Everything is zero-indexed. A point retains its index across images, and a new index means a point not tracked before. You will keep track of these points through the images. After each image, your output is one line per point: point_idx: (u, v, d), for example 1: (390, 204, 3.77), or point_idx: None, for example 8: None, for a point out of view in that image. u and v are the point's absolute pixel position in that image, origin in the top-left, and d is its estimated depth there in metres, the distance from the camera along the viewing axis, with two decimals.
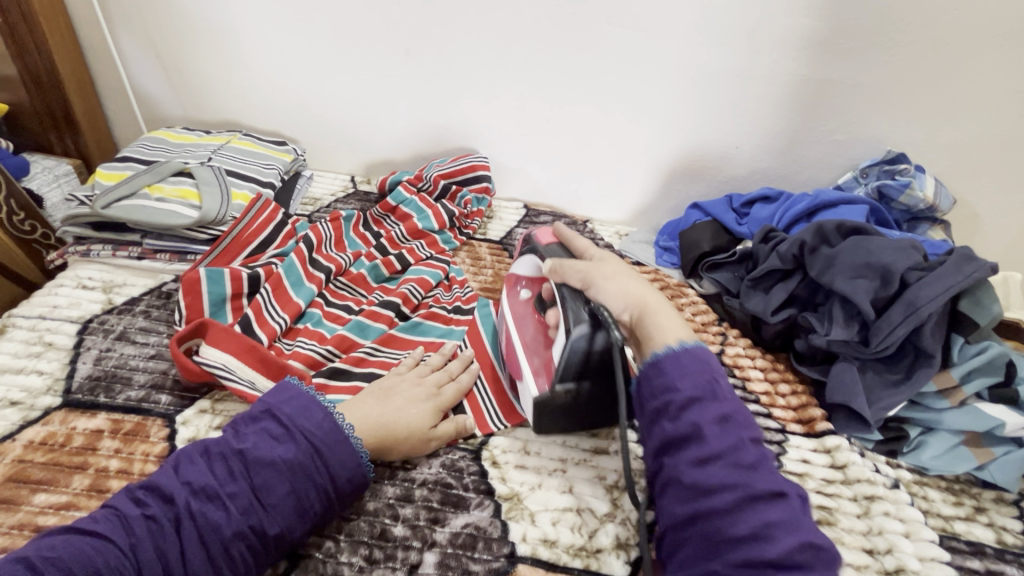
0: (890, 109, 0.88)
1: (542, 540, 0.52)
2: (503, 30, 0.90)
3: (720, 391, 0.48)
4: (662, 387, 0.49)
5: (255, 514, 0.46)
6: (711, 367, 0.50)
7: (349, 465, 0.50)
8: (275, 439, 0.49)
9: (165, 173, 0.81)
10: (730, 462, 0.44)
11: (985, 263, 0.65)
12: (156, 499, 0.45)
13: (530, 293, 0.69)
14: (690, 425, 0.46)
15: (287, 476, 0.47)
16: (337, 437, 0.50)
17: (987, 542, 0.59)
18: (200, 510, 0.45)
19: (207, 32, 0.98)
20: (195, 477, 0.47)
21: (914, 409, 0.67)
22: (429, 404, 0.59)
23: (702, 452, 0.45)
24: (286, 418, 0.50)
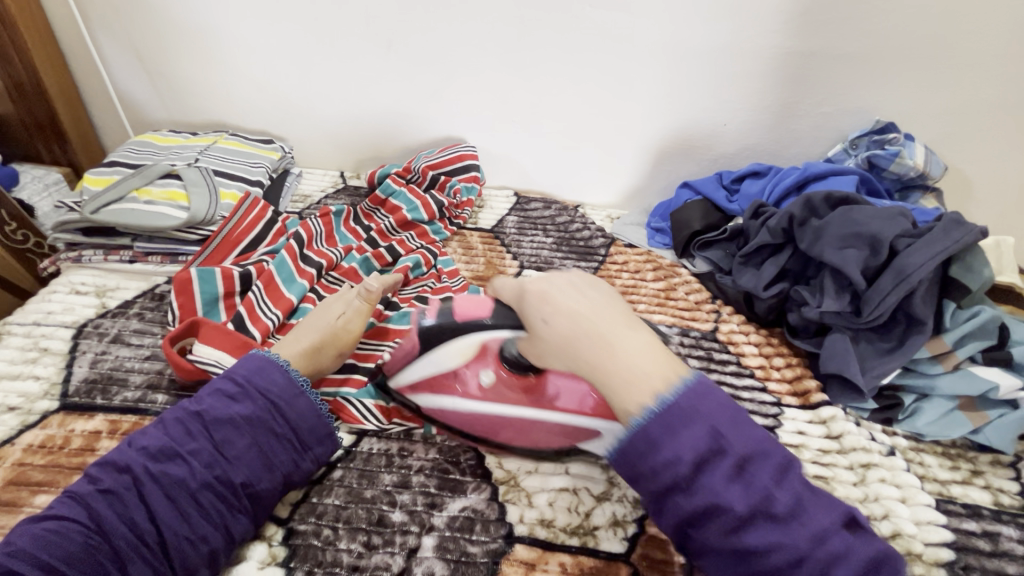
0: (877, 78, 0.87)
1: (539, 520, 0.52)
2: (485, 16, 0.89)
3: (726, 435, 0.43)
4: (651, 463, 0.43)
5: (219, 467, 0.48)
6: (708, 409, 0.43)
7: (309, 416, 0.53)
8: (228, 398, 0.51)
9: (153, 176, 0.81)
10: (766, 518, 0.41)
11: (974, 227, 0.65)
12: (113, 470, 0.47)
13: (484, 372, 0.56)
14: (712, 475, 0.42)
15: (244, 428, 0.50)
16: (293, 391, 0.53)
17: (984, 504, 0.59)
18: (161, 470, 0.47)
19: (189, 33, 0.97)
20: (152, 442, 0.48)
21: (909, 376, 0.68)
22: (338, 303, 0.63)
23: (734, 520, 0.41)
24: (239, 377, 0.52)
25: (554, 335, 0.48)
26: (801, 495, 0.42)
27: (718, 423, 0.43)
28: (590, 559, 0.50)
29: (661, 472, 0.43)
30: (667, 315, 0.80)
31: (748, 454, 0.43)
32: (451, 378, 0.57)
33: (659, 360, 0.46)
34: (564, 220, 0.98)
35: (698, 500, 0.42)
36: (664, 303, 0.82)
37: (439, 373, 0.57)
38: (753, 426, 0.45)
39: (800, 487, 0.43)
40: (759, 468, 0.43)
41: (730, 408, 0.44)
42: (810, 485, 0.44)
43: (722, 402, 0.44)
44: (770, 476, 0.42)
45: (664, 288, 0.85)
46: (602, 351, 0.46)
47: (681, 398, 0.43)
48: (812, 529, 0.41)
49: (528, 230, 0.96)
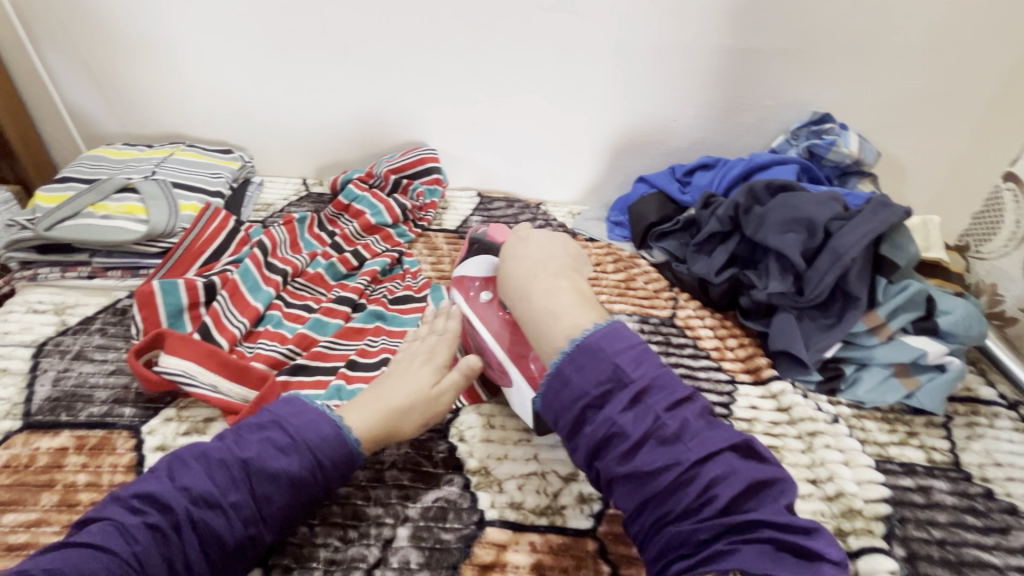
0: (811, 72, 0.93)
1: (509, 503, 0.55)
2: (439, 23, 0.91)
3: (626, 369, 0.51)
4: (573, 395, 0.52)
5: (259, 520, 0.48)
6: (610, 349, 0.52)
7: (344, 471, 0.52)
8: (280, 451, 0.50)
9: (108, 191, 0.80)
10: (658, 442, 0.48)
11: (899, 208, 0.70)
12: (154, 507, 0.46)
13: (490, 292, 0.68)
14: (607, 420, 0.49)
15: (292, 490, 0.49)
16: (342, 450, 0.52)
17: (918, 461, 0.65)
18: (202, 516, 0.47)
19: (139, 45, 0.97)
20: (193, 484, 0.47)
21: (849, 349, 0.72)
22: (424, 367, 0.60)
23: (628, 446, 0.48)
24: (293, 431, 0.51)
25: (509, 269, 0.64)
26: (690, 422, 0.49)
27: (622, 363, 0.51)
28: (559, 536, 0.53)
29: (580, 410, 0.51)
30: (627, 304, 0.84)
31: (646, 387, 0.50)
32: (469, 284, 0.70)
33: (585, 321, 0.56)
34: (526, 218, 1.01)
35: (572, 409, 0.51)
36: (624, 293, 0.86)
37: (465, 276, 0.71)
38: (628, 336, 0.53)
39: (690, 416, 0.49)
40: (649, 396, 0.50)
41: (636, 348, 0.52)
42: (709, 420, 0.50)
43: (624, 345, 0.52)
44: (662, 403, 0.49)
45: (624, 279, 0.89)
46: (518, 298, 0.61)
47: (594, 337, 0.53)
48: (701, 453, 0.47)
49: None
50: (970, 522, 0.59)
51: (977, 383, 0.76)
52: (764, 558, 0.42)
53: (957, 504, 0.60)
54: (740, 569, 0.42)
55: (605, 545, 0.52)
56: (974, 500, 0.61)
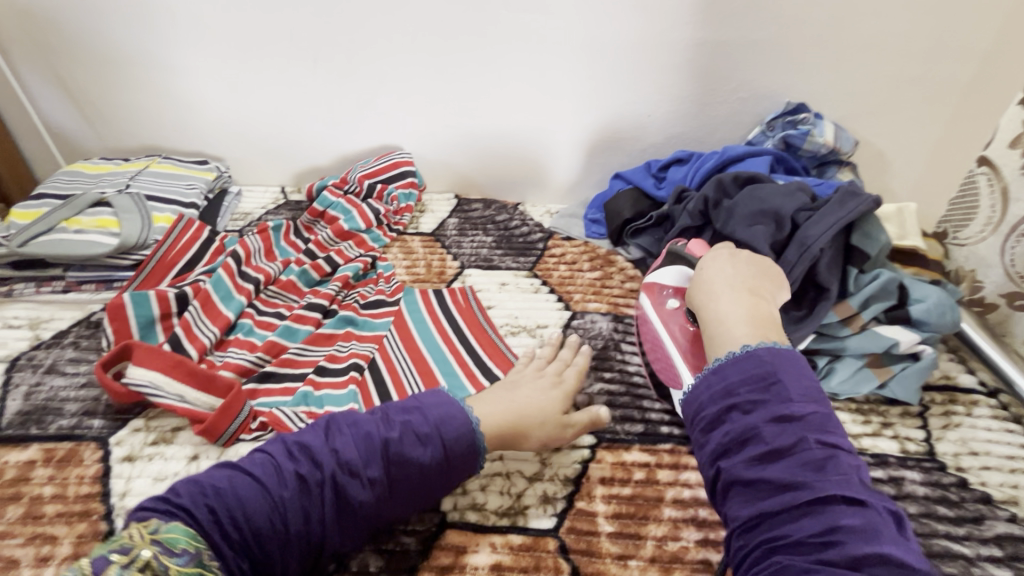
0: (784, 62, 0.92)
1: (471, 505, 0.55)
2: (407, 26, 0.91)
3: (792, 392, 0.51)
4: (722, 394, 0.53)
5: (365, 504, 0.49)
6: (787, 365, 0.53)
7: (462, 469, 0.53)
8: (419, 440, 0.51)
9: (82, 205, 0.81)
10: (798, 462, 0.46)
11: (867, 197, 0.69)
12: (309, 459, 0.49)
13: (677, 300, 0.72)
14: (751, 425, 0.50)
15: (419, 477, 0.50)
16: (467, 446, 0.53)
17: (891, 452, 0.64)
18: (342, 483, 0.48)
19: (115, 60, 0.98)
20: (344, 449, 0.49)
21: (822, 340, 0.72)
22: (557, 391, 0.62)
23: (766, 452, 0.48)
24: (431, 422, 0.52)
25: (708, 277, 0.67)
26: (840, 462, 0.46)
27: (784, 379, 0.52)
28: (520, 536, 0.53)
29: (723, 411, 0.52)
30: (602, 302, 0.84)
31: (800, 413, 0.49)
32: (661, 289, 0.74)
33: (752, 339, 0.57)
34: (503, 218, 1.01)
35: (718, 404, 0.53)
36: (599, 292, 0.86)
37: (656, 283, 0.75)
38: (803, 366, 0.54)
39: (843, 459, 0.47)
40: (800, 421, 0.49)
41: (809, 381, 0.52)
42: (864, 480, 0.46)
43: (799, 370, 0.53)
44: (813, 434, 0.48)
45: (600, 277, 0.89)
46: (708, 300, 0.64)
47: (763, 350, 0.54)
48: (836, 491, 0.44)
49: (469, 231, 0.99)
50: (942, 512, 0.58)
51: (956, 370, 0.75)
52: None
53: (928, 495, 0.59)
54: None
55: (566, 545, 0.52)
56: (947, 490, 0.60)
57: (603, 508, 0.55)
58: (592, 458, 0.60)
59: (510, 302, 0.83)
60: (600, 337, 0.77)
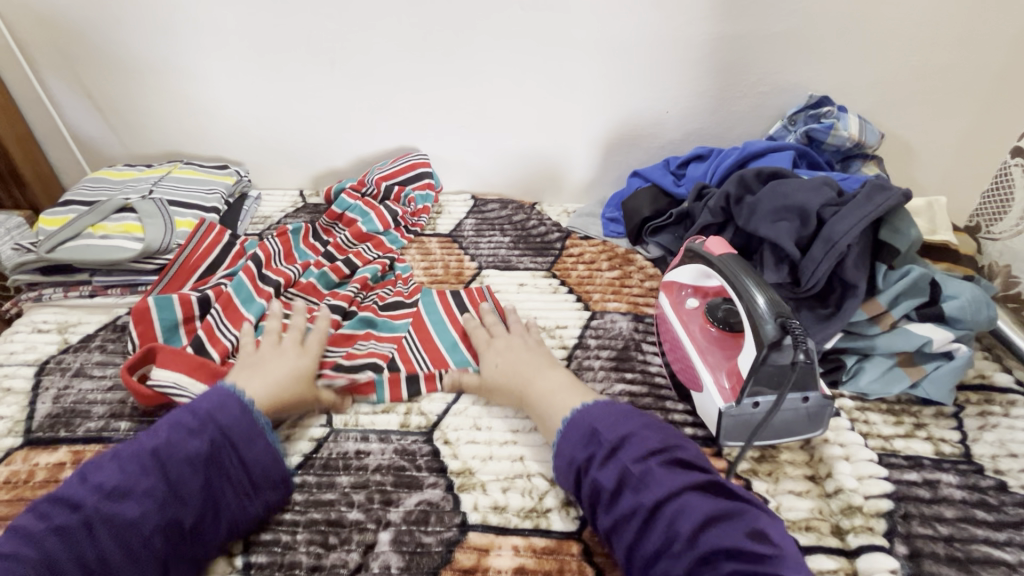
0: (807, 55, 0.90)
1: (492, 507, 0.55)
2: (421, 27, 0.91)
3: (602, 430, 0.51)
4: (565, 459, 0.52)
5: (172, 507, 0.47)
6: (587, 414, 0.53)
7: (264, 460, 0.52)
8: (190, 433, 0.50)
9: (107, 211, 0.82)
10: (631, 489, 0.47)
11: (896, 191, 0.67)
12: (67, 507, 0.45)
13: (698, 299, 0.71)
14: (595, 479, 0.49)
15: (201, 466, 0.49)
16: (254, 430, 0.53)
17: (925, 454, 0.62)
18: (109, 510, 0.45)
19: (135, 68, 0.99)
20: (106, 478, 0.47)
21: (850, 339, 0.70)
22: (296, 355, 0.64)
23: (609, 496, 0.48)
24: (201, 411, 0.52)
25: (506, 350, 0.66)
26: (655, 468, 0.47)
27: (596, 424, 0.52)
28: (543, 539, 0.52)
29: (575, 472, 0.51)
30: (622, 302, 0.83)
31: (619, 441, 0.50)
32: (681, 289, 0.73)
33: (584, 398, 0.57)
34: (520, 218, 1.01)
35: (568, 474, 0.52)
36: (619, 291, 0.85)
37: (675, 281, 0.74)
38: (609, 407, 0.53)
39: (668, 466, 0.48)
40: (622, 449, 0.49)
41: (619, 411, 0.53)
42: (693, 469, 0.48)
43: (609, 409, 0.53)
44: (629, 455, 0.49)
45: (619, 276, 0.88)
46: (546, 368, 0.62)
47: (584, 410, 0.54)
48: (660, 493, 0.45)
49: (486, 231, 0.98)
50: (980, 517, 0.56)
51: (991, 369, 0.72)
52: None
53: (966, 498, 0.57)
54: None
55: (590, 548, 0.51)
56: (986, 493, 0.58)
57: None
58: None
59: (528, 302, 0.83)
60: (620, 337, 0.77)
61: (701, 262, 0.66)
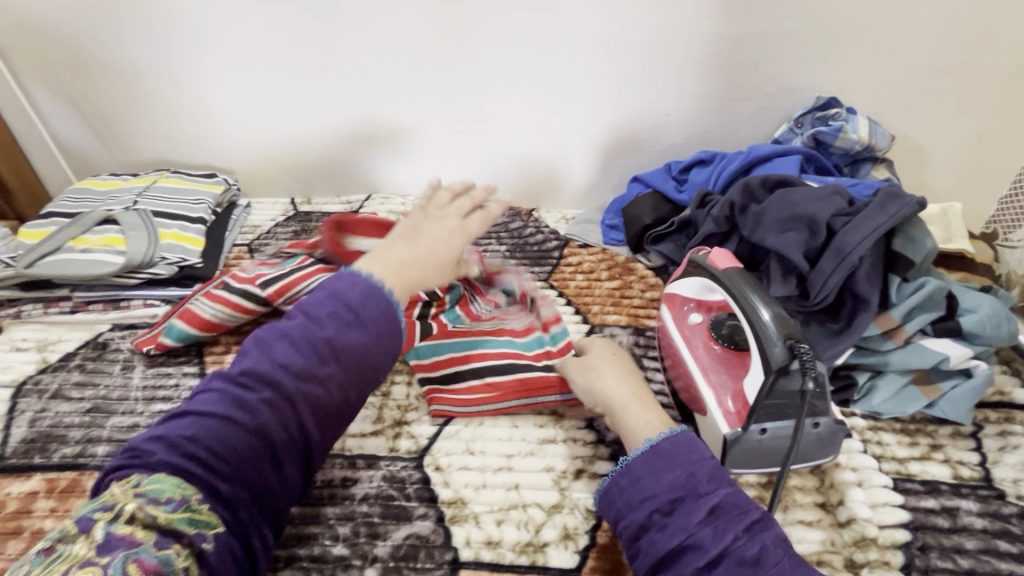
0: (814, 56, 0.87)
1: (485, 541, 0.52)
2: (414, 31, 0.88)
3: (700, 481, 0.45)
4: (635, 495, 0.46)
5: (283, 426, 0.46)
6: (690, 457, 0.47)
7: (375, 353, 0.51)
8: (349, 325, 0.50)
9: (90, 224, 0.80)
10: (736, 562, 0.41)
11: (911, 199, 0.64)
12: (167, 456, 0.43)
13: (701, 314, 0.68)
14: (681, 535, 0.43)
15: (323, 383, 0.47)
16: (375, 323, 0.51)
17: (943, 479, 0.58)
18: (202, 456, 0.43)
19: (121, 74, 0.97)
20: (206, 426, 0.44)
21: (862, 354, 0.67)
22: None
23: (705, 558, 0.42)
24: (320, 332, 0.49)
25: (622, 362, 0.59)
26: (769, 547, 0.42)
27: (692, 473, 0.46)
28: None
29: (641, 509, 0.46)
30: (622, 314, 0.80)
31: (720, 502, 0.44)
32: (683, 303, 0.69)
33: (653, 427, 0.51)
34: (517, 225, 0.98)
35: (638, 511, 0.46)
36: (619, 303, 0.81)
37: (676, 294, 0.70)
38: (699, 452, 0.48)
39: (769, 542, 0.43)
40: (724, 514, 0.44)
41: (711, 465, 0.47)
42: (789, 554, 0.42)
43: (704, 455, 0.47)
44: (738, 525, 0.43)
45: (619, 287, 0.84)
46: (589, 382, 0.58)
47: (662, 445, 0.48)
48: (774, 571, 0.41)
49: (482, 239, 0.96)
50: (1004, 548, 0.52)
51: (1010, 385, 0.68)
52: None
53: (987, 528, 0.54)
54: None
55: None
56: (1008, 522, 0.55)
57: None
58: None
59: None
60: None
61: (705, 276, 0.63)
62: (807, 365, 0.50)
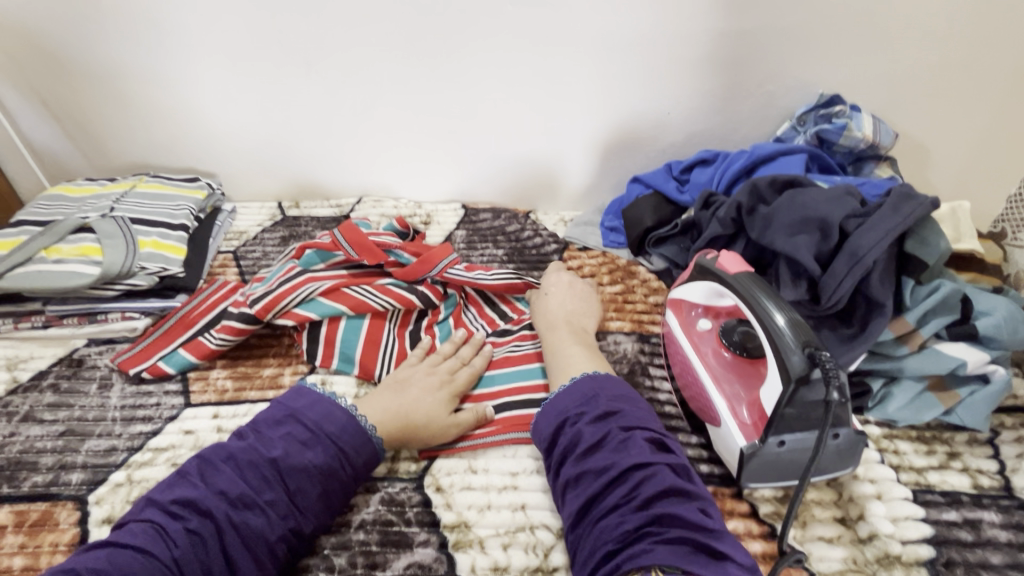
0: (818, 51, 0.85)
1: (491, 568, 0.49)
2: (405, 29, 0.85)
3: (605, 400, 0.53)
4: (555, 414, 0.53)
5: (294, 517, 0.47)
6: (602, 386, 0.55)
7: (359, 440, 0.52)
8: (303, 445, 0.50)
9: (63, 233, 0.75)
10: (611, 447, 0.49)
11: (925, 200, 0.62)
12: (195, 511, 0.45)
13: (710, 321, 0.65)
14: (579, 432, 0.50)
15: (318, 481, 0.49)
16: (362, 438, 0.53)
17: (963, 489, 0.56)
18: (242, 519, 0.45)
19: (95, 74, 0.92)
20: (229, 485, 0.46)
21: (875, 360, 0.64)
22: None
23: (588, 445, 0.49)
24: (313, 422, 0.51)
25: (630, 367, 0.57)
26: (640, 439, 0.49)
27: (599, 391, 0.54)
28: None
29: (556, 422, 0.53)
30: (625, 321, 0.77)
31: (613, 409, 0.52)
32: (691, 308, 0.67)
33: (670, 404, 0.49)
34: (514, 228, 0.95)
35: (552, 421, 0.53)
36: (621, 308, 0.79)
37: (683, 300, 0.68)
38: (610, 381, 0.56)
39: (645, 438, 0.49)
40: (614, 418, 0.51)
41: (620, 390, 0.55)
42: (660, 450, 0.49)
43: (614, 386, 0.55)
44: (620, 424, 0.50)
45: (622, 291, 0.82)
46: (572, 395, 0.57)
47: (582, 379, 0.56)
48: (638, 460, 0.47)
49: (478, 243, 0.93)
50: None
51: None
52: (676, 555, 0.40)
53: (1012, 540, 0.52)
54: (658, 564, 0.39)
55: None
56: None
57: None
58: None
59: None
60: (625, 361, 0.71)
61: (714, 281, 0.60)
62: (830, 373, 0.47)
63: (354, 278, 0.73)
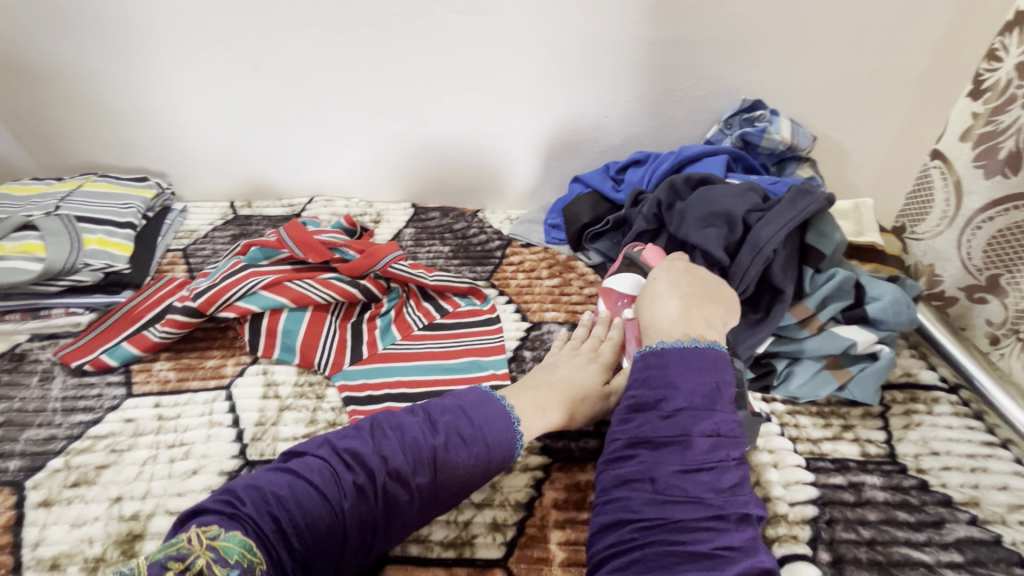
0: (740, 59, 0.91)
1: (413, 537, 0.52)
2: (349, 34, 0.88)
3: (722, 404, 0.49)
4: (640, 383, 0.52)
5: (424, 505, 0.48)
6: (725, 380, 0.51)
7: (503, 446, 0.51)
8: (463, 443, 0.50)
9: (5, 230, 0.76)
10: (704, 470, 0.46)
11: (819, 195, 0.68)
12: (361, 466, 0.47)
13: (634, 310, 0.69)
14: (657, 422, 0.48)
15: (455, 479, 0.49)
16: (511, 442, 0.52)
17: (851, 456, 0.62)
18: (387, 492, 0.46)
19: (43, 75, 0.93)
20: (392, 454, 0.47)
21: (780, 343, 0.70)
22: None
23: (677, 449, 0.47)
24: (474, 424, 0.51)
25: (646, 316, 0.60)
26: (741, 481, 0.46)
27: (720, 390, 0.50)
28: (466, 569, 0.50)
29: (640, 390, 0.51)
30: (559, 311, 0.81)
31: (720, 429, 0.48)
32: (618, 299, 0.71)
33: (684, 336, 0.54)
34: (461, 226, 0.98)
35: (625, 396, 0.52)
36: (557, 300, 0.83)
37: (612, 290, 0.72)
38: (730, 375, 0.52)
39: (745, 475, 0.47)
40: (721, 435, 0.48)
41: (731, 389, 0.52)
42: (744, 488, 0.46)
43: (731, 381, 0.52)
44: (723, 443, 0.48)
45: (559, 284, 0.86)
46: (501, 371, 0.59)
47: (705, 351, 0.52)
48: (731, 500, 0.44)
49: (426, 240, 0.96)
50: (903, 518, 0.56)
51: (916, 367, 0.74)
52: None
53: (889, 500, 0.58)
54: None
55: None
56: (908, 493, 0.59)
57: (556, 533, 0.53)
58: (545, 479, 0.57)
59: None
60: None
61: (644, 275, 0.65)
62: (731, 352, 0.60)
63: (297, 272, 0.76)
